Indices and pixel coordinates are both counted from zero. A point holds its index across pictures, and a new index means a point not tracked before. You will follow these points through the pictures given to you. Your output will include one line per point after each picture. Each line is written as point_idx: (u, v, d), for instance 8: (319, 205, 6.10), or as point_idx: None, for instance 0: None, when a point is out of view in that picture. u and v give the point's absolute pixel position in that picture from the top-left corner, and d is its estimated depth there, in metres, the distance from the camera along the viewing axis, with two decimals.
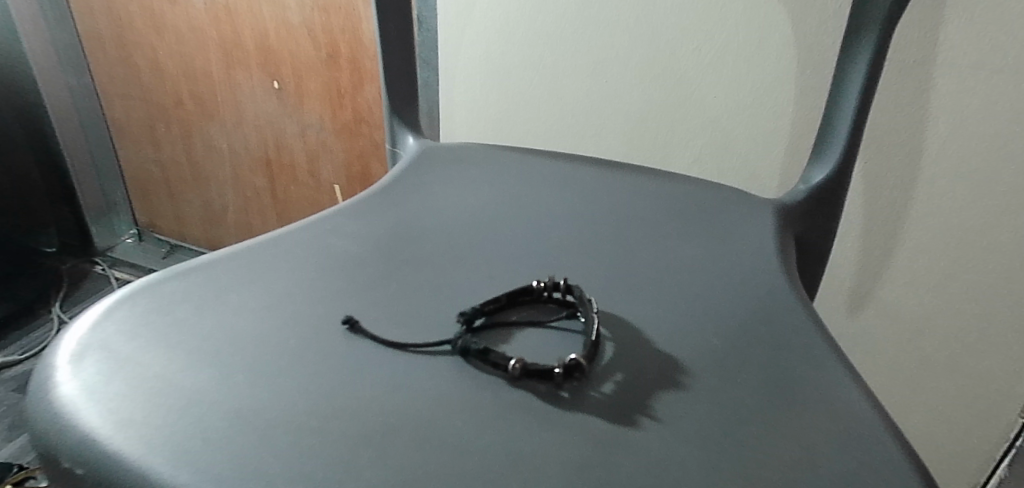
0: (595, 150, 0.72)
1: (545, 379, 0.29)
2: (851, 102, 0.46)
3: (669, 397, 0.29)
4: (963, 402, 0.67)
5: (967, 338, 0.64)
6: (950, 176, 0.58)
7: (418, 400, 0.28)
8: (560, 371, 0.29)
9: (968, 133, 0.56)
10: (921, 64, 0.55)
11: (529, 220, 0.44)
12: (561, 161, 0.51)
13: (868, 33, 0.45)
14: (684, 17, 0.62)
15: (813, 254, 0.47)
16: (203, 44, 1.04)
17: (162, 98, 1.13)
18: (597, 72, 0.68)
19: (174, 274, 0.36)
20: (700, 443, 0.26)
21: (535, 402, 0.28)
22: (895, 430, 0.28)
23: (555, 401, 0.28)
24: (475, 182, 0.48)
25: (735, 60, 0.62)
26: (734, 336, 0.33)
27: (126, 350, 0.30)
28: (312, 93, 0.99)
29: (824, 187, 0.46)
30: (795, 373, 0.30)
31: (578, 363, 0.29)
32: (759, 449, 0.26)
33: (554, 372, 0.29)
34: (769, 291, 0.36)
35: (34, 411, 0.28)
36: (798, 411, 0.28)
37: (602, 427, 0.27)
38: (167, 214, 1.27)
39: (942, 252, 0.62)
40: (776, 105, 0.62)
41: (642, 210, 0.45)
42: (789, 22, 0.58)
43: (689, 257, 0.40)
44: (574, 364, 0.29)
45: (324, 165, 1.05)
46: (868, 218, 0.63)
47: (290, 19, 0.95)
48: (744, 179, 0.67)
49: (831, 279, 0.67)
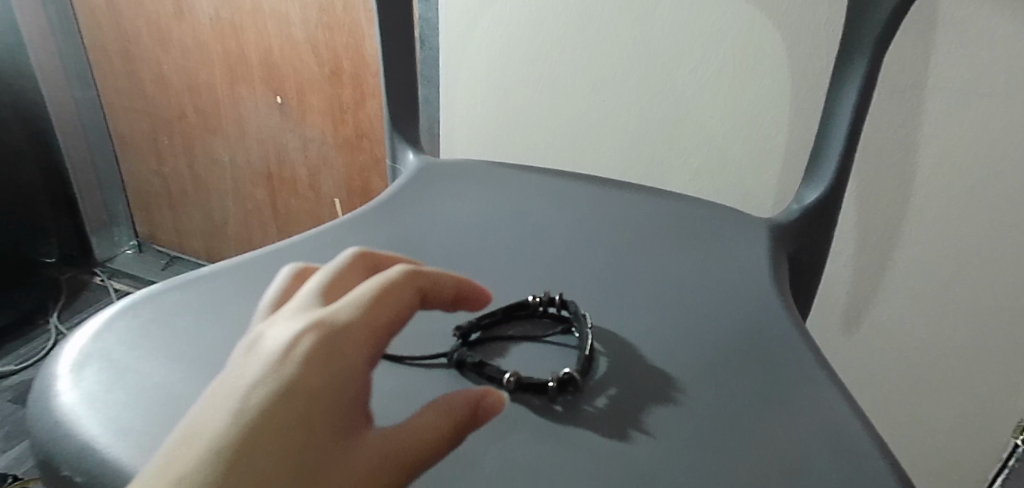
0: (593, 167, 0.73)
1: (538, 392, 0.29)
2: (843, 123, 0.47)
3: (662, 411, 0.29)
4: (959, 425, 0.67)
5: (961, 361, 0.64)
6: (942, 198, 0.59)
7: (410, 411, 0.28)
8: (554, 385, 0.29)
9: (959, 156, 0.57)
10: (912, 87, 0.56)
11: (527, 236, 0.44)
12: (560, 177, 0.52)
13: (859, 57, 0.46)
14: (680, 38, 0.63)
15: (805, 272, 0.48)
16: (207, 59, 1.05)
17: (165, 112, 1.14)
18: (596, 92, 0.69)
19: (175, 285, 0.36)
20: (691, 455, 0.27)
21: (529, 415, 0.29)
22: (883, 447, 0.28)
23: (548, 413, 0.29)
24: (474, 198, 0.48)
25: (732, 81, 0.63)
26: (725, 352, 0.33)
27: (127, 360, 0.31)
28: (314, 109, 1.01)
29: (817, 207, 0.47)
30: (787, 388, 0.31)
31: (572, 377, 0.29)
32: (745, 462, 0.26)
33: (548, 386, 0.29)
34: (763, 310, 0.37)
35: (35, 419, 0.29)
36: (788, 424, 0.29)
37: (597, 441, 0.27)
38: (167, 225, 1.28)
39: (937, 273, 0.62)
40: (772, 125, 0.63)
41: (638, 226, 0.46)
42: (784, 45, 0.59)
43: (684, 274, 0.40)
44: (567, 377, 0.30)
45: (325, 179, 1.06)
46: (862, 238, 0.63)
47: (293, 36, 0.96)
48: (740, 198, 0.67)
49: (825, 298, 0.68)
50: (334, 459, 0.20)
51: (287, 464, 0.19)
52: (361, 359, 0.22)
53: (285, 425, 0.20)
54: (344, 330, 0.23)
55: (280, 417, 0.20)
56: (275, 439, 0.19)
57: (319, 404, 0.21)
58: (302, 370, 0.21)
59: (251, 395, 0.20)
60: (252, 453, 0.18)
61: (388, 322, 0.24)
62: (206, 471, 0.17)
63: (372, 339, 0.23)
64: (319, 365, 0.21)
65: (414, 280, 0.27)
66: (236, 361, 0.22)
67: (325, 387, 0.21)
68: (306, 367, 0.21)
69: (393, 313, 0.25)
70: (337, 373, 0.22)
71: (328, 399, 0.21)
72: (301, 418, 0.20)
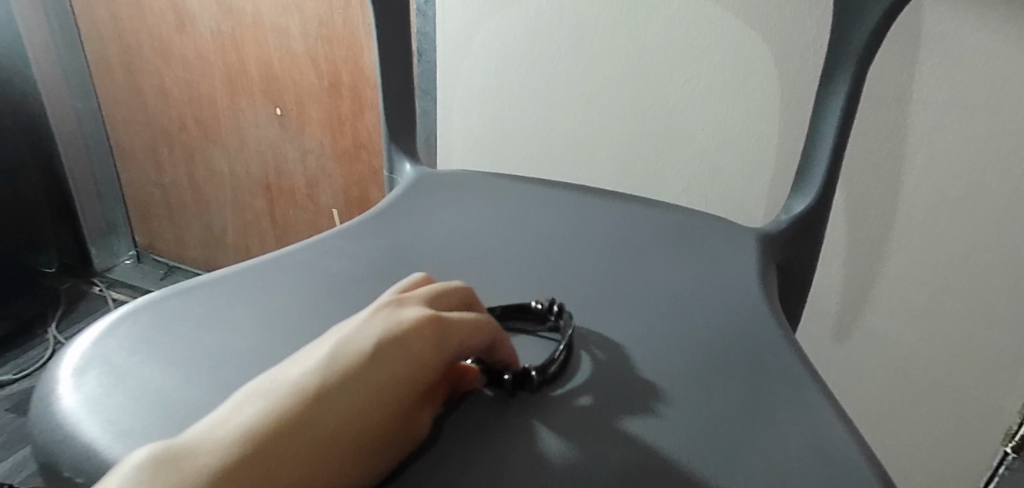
0: (587, 178, 0.74)
1: (493, 383, 0.31)
2: (829, 134, 0.48)
3: (649, 412, 0.30)
4: (949, 432, 0.68)
5: (950, 369, 0.65)
6: (929, 209, 0.60)
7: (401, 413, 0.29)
8: (508, 378, 0.31)
9: (943, 168, 0.58)
10: (898, 100, 0.57)
11: (524, 244, 0.45)
12: (555, 187, 0.53)
13: (844, 70, 0.47)
14: (671, 52, 0.64)
15: (793, 280, 0.49)
16: (208, 72, 1.06)
17: (167, 123, 1.15)
18: (590, 104, 0.70)
19: (175, 293, 0.37)
20: (671, 450, 0.28)
21: (511, 413, 0.30)
22: (865, 448, 0.29)
23: (527, 412, 0.30)
24: (468, 207, 0.49)
25: (723, 94, 0.64)
26: (713, 357, 0.34)
27: (128, 364, 0.31)
28: (313, 120, 1.02)
29: (804, 216, 0.48)
30: (775, 392, 0.32)
31: (529, 375, 0.31)
32: (726, 473, 0.27)
33: (503, 378, 0.31)
34: (751, 318, 0.38)
35: (37, 421, 0.30)
36: (767, 432, 0.29)
37: (579, 436, 0.28)
38: (167, 235, 1.29)
39: (926, 283, 0.63)
40: (761, 137, 0.64)
41: (630, 235, 0.47)
42: (773, 59, 0.60)
43: (675, 282, 0.41)
44: (526, 375, 0.31)
45: (323, 190, 1.07)
46: (852, 248, 0.64)
47: (294, 48, 0.97)
48: (732, 208, 0.68)
49: (817, 308, 0.69)
50: (406, 422, 0.25)
51: (388, 405, 0.24)
52: (451, 354, 0.28)
53: (395, 382, 0.25)
54: (445, 327, 0.28)
55: (395, 371, 0.25)
56: (390, 389, 0.25)
57: (416, 373, 0.26)
58: (419, 343, 0.26)
59: (379, 350, 0.25)
60: (371, 392, 0.24)
61: (479, 343, 0.30)
62: (341, 390, 0.24)
63: (468, 344, 0.29)
64: (426, 346, 0.27)
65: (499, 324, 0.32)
66: (369, 315, 0.27)
67: (427, 361, 0.26)
68: (417, 344, 0.26)
69: (482, 339, 0.30)
70: (435, 356, 0.27)
71: (423, 370, 0.26)
72: (408, 378, 0.25)
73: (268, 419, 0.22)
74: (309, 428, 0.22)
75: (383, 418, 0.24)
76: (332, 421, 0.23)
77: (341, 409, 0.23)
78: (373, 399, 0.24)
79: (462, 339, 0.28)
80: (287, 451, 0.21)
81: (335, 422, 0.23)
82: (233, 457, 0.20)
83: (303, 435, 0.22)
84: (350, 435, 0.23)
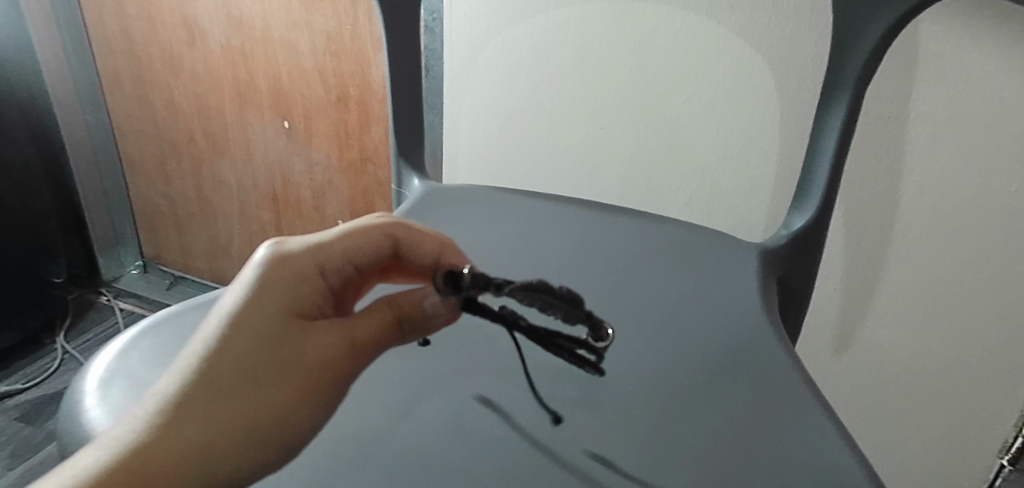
0: (590, 192, 0.76)
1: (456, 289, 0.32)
2: (829, 152, 0.49)
3: (650, 425, 0.31)
4: (946, 442, 0.69)
5: (948, 381, 0.66)
6: (927, 224, 0.61)
7: (403, 434, 0.30)
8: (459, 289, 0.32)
9: (940, 184, 0.59)
10: (896, 118, 0.58)
11: (527, 260, 0.46)
12: (559, 202, 0.54)
13: (843, 91, 0.48)
14: (675, 68, 0.65)
15: (791, 294, 0.50)
16: (217, 85, 1.08)
17: (176, 136, 1.17)
18: (594, 119, 0.72)
19: (193, 304, 0.38)
20: (668, 465, 0.29)
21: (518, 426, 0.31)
22: (862, 459, 0.30)
23: (538, 419, 0.32)
24: (476, 222, 0.50)
25: (724, 110, 0.65)
26: (715, 373, 0.35)
27: (151, 377, 0.33)
28: (321, 134, 1.03)
29: (803, 232, 0.49)
30: (773, 404, 0.33)
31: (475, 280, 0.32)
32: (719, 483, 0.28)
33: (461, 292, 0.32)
34: (753, 332, 0.39)
35: (66, 434, 0.31)
36: (766, 446, 0.30)
37: (580, 452, 0.30)
38: (173, 245, 1.30)
39: (924, 297, 0.64)
40: (761, 154, 0.65)
41: (632, 250, 0.48)
42: (773, 78, 0.61)
43: (677, 296, 0.42)
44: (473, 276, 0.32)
45: (329, 202, 1.08)
46: (850, 261, 0.65)
47: (302, 63, 0.99)
48: (732, 222, 0.70)
49: (817, 321, 0.70)
50: (302, 348, 0.27)
51: (261, 339, 0.26)
52: (309, 276, 0.29)
53: (257, 324, 0.27)
54: (304, 258, 0.29)
55: (254, 310, 0.27)
56: (255, 326, 0.27)
57: (279, 301, 0.28)
58: (273, 274, 0.28)
59: (223, 307, 0.27)
60: (237, 340, 0.26)
61: (361, 252, 0.32)
62: (211, 349, 0.26)
63: (345, 257, 0.31)
64: (283, 279, 0.28)
65: (380, 228, 0.33)
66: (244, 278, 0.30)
67: (290, 287, 0.28)
68: (272, 281, 0.28)
69: (365, 247, 0.32)
70: (296, 279, 0.28)
71: (288, 296, 0.28)
72: (269, 309, 0.27)
73: (158, 399, 0.25)
74: (190, 394, 0.25)
75: (263, 353, 0.26)
76: (196, 382, 0.25)
77: (215, 365, 0.26)
78: (222, 352, 0.26)
79: (328, 256, 0.30)
80: (163, 422, 0.24)
81: (211, 378, 0.25)
82: (124, 440, 0.23)
83: (166, 402, 0.25)
84: (229, 387, 0.25)
